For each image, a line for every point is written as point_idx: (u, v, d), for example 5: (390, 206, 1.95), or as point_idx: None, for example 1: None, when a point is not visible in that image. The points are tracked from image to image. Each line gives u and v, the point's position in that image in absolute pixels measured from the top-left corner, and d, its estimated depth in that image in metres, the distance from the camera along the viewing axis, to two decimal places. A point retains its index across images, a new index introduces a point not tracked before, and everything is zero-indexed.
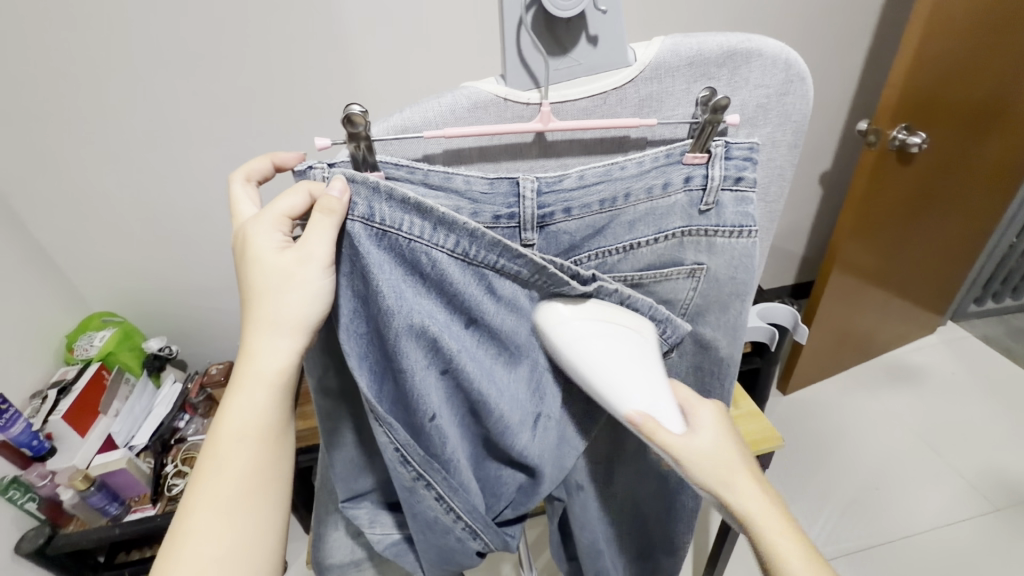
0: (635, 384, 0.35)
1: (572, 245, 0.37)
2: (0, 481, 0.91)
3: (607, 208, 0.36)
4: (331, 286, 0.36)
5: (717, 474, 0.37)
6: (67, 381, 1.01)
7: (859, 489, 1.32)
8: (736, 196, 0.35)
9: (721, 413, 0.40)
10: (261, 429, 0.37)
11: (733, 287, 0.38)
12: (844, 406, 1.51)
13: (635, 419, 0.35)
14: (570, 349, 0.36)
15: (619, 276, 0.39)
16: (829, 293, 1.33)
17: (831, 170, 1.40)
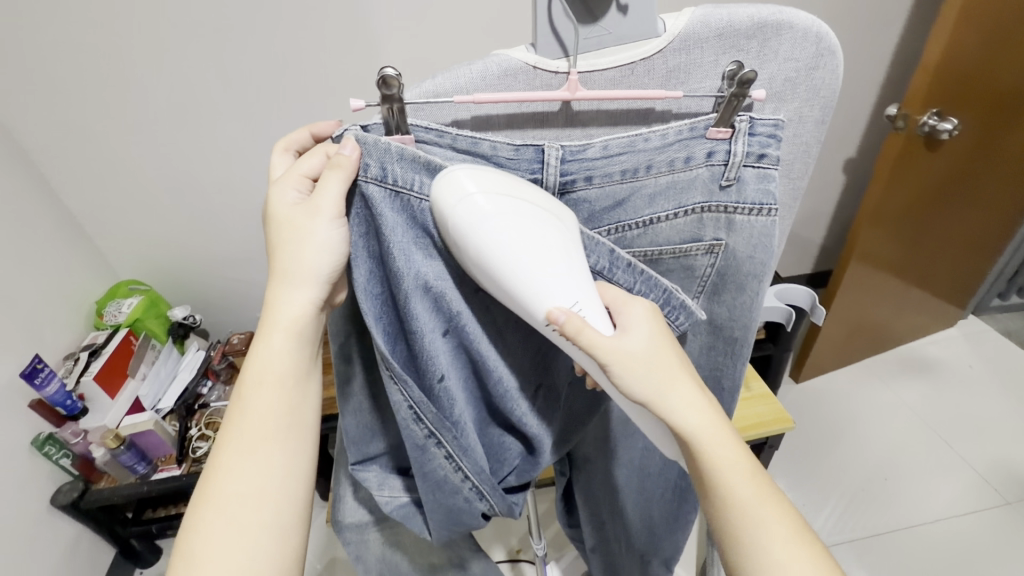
0: (550, 276, 0.33)
1: (593, 215, 0.38)
2: (38, 437, 0.99)
3: (627, 179, 0.36)
4: (341, 238, 0.36)
5: (651, 378, 0.35)
6: (99, 344, 1.07)
7: (868, 478, 1.32)
8: (759, 173, 0.36)
9: (658, 316, 0.37)
10: (283, 378, 0.39)
11: (751, 267, 0.39)
12: (857, 395, 1.51)
13: (555, 317, 0.33)
14: (482, 232, 0.32)
15: (636, 249, 0.40)
16: (846, 282, 1.32)
17: (856, 156, 1.37)
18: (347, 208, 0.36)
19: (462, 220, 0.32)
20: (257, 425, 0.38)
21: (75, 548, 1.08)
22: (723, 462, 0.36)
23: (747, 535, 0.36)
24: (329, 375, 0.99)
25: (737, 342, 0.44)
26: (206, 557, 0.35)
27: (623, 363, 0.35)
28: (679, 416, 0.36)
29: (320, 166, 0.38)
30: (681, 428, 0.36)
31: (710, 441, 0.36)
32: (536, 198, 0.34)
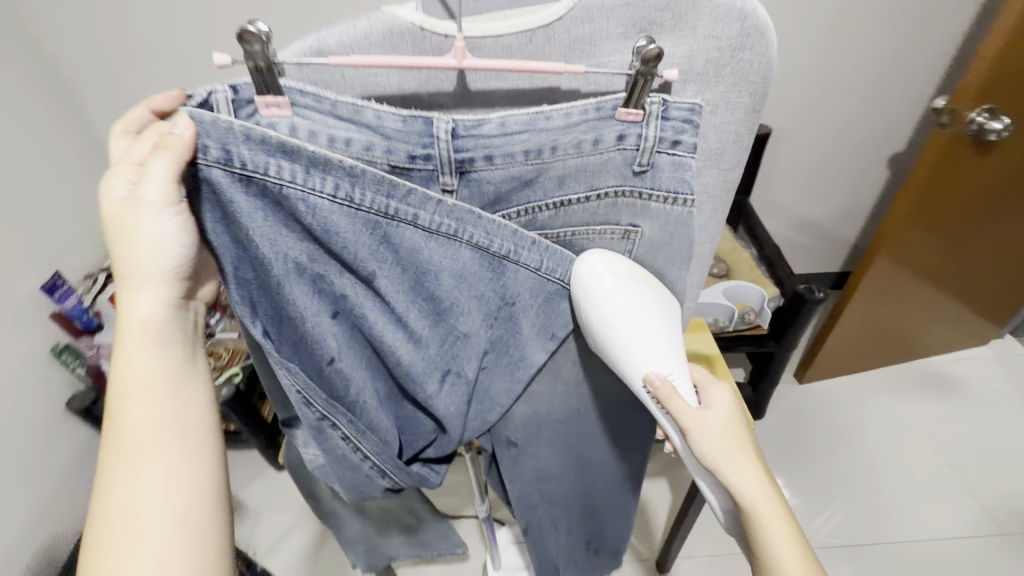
0: (648, 348, 0.40)
1: (498, 197, 0.38)
2: (56, 346, 1.08)
3: (533, 160, 0.36)
4: (181, 227, 0.38)
5: (724, 447, 0.44)
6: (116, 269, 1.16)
7: (858, 489, 1.28)
8: (674, 160, 0.37)
9: (735, 398, 0.48)
10: (150, 368, 0.41)
11: (669, 254, 0.41)
12: (865, 404, 1.44)
13: (652, 380, 0.40)
14: (606, 303, 0.39)
15: (552, 231, 0.41)
16: (868, 282, 1.24)
17: (904, 151, 1.26)
18: (180, 198, 0.36)
19: (593, 290, 0.40)
20: (138, 421, 0.41)
21: (86, 455, 1.19)
22: (775, 531, 0.45)
23: None
24: None
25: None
26: (113, 555, 0.39)
27: (707, 433, 0.44)
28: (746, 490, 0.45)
29: (147, 151, 0.37)
30: (747, 502, 0.45)
31: (766, 513, 0.45)
32: (650, 285, 0.41)
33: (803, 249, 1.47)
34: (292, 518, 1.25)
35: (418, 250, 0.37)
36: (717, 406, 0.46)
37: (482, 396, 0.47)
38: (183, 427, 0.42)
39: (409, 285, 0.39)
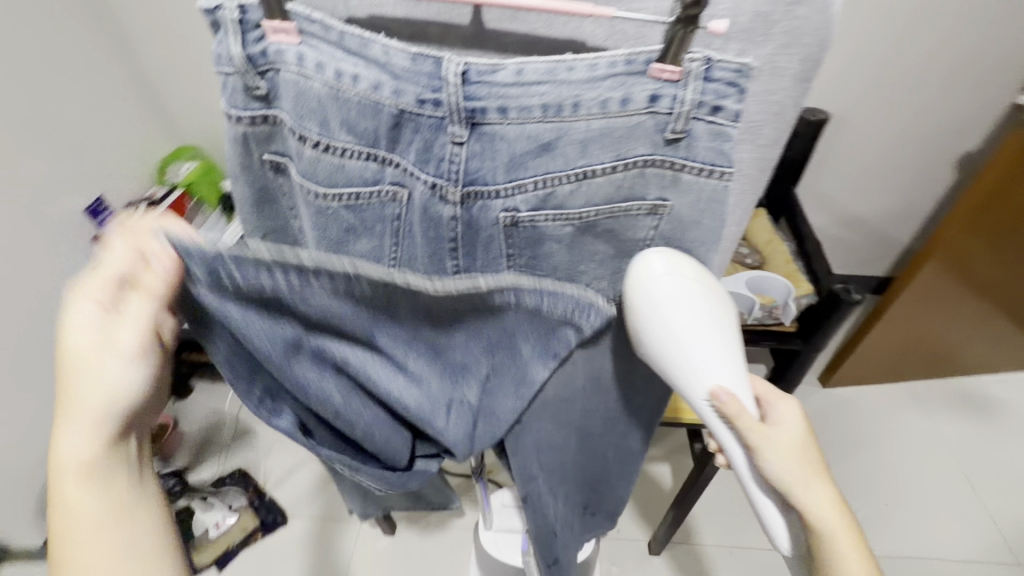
0: (713, 362, 0.40)
1: (513, 160, 0.39)
2: None
3: (551, 114, 0.37)
4: (138, 374, 0.41)
5: (796, 466, 0.44)
6: (157, 199, 1.27)
7: (866, 499, 1.24)
8: (711, 129, 0.36)
9: (801, 414, 0.47)
10: (89, 507, 0.41)
11: (699, 233, 0.40)
12: (889, 415, 1.38)
13: (718, 396, 0.40)
14: (670, 305, 0.39)
15: (575, 209, 0.40)
16: (912, 287, 1.17)
17: (976, 151, 1.16)
18: (149, 338, 0.41)
19: (658, 295, 0.39)
20: (81, 560, 0.41)
21: None
22: (844, 551, 0.45)
23: None
24: None
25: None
26: None
27: (773, 457, 0.43)
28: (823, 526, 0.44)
29: (108, 275, 0.38)
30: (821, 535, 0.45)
31: (836, 533, 0.44)
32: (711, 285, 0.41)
33: (848, 247, 1.39)
34: (300, 455, 1.31)
35: (415, 331, 0.41)
36: (784, 425, 0.46)
37: (486, 426, 0.52)
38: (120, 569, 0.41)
39: (405, 358, 0.43)
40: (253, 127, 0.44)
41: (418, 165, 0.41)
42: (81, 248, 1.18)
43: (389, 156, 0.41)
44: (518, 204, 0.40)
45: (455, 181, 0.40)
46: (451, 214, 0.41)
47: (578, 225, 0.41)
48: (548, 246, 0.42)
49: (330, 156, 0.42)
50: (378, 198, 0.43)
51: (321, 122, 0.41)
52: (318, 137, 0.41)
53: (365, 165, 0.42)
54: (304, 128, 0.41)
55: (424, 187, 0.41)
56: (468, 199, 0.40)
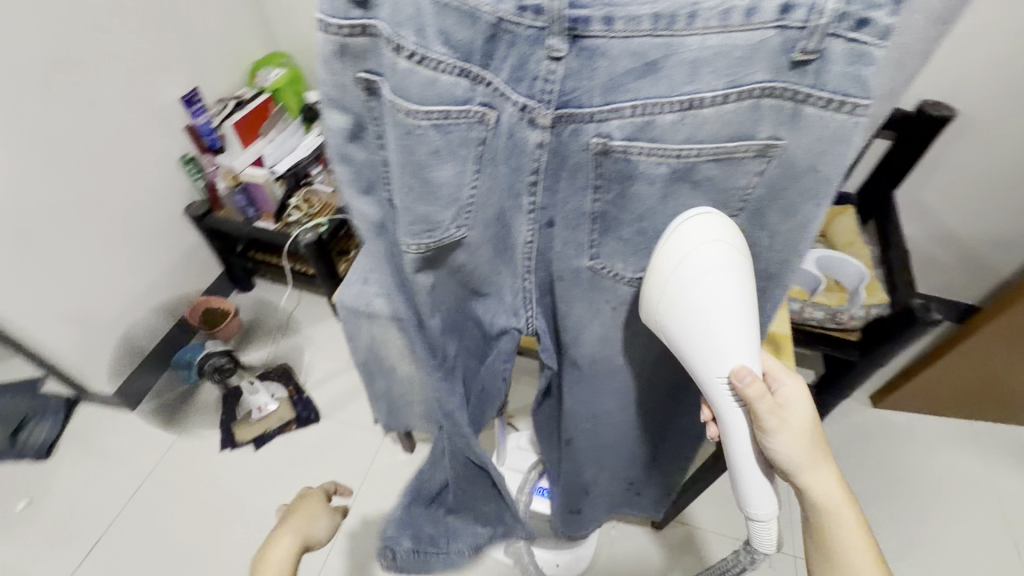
0: (733, 348, 0.46)
1: (613, 80, 0.40)
2: (185, 156, 1.30)
3: (663, 28, 0.38)
4: (328, 527, 0.76)
5: (797, 441, 0.52)
6: (245, 99, 1.32)
7: (888, 525, 1.20)
8: (852, 49, 0.36)
9: (805, 388, 0.53)
10: None
11: (810, 180, 0.43)
12: (938, 449, 1.29)
13: (740, 377, 0.47)
14: (704, 287, 0.44)
15: (674, 145, 0.42)
16: (1005, 317, 1.09)
17: None
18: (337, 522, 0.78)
19: (695, 271, 0.44)
20: None
21: (191, 256, 1.41)
22: (829, 502, 0.55)
23: (832, 544, 0.56)
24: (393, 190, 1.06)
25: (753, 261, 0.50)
26: None
27: (777, 433, 0.51)
28: (813, 481, 0.54)
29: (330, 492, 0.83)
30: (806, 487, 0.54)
31: (819, 489, 0.55)
32: (744, 254, 0.45)
33: (938, 269, 1.27)
34: (340, 364, 1.40)
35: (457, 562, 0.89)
36: (791, 402, 0.52)
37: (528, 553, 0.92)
38: None
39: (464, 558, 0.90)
40: (350, 38, 0.42)
41: (510, 84, 0.41)
42: (174, 135, 1.27)
43: (482, 75, 0.41)
44: (613, 130, 0.42)
45: (550, 104, 0.41)
46: (538, 140, 0.43)
47: (673, 164, 0.43)
48: (639, 185, 0.45)
49: (425, 68, 0.40)
50: (466, 117, 0.42)
51: (417, 29, 0.39)
52: (414, 48, 0.39)
53: (458, 82, 0.41)
54: (400, 36, 0.39)
55: (514, 110, 0.43)
56: (559, 123, 0.43)
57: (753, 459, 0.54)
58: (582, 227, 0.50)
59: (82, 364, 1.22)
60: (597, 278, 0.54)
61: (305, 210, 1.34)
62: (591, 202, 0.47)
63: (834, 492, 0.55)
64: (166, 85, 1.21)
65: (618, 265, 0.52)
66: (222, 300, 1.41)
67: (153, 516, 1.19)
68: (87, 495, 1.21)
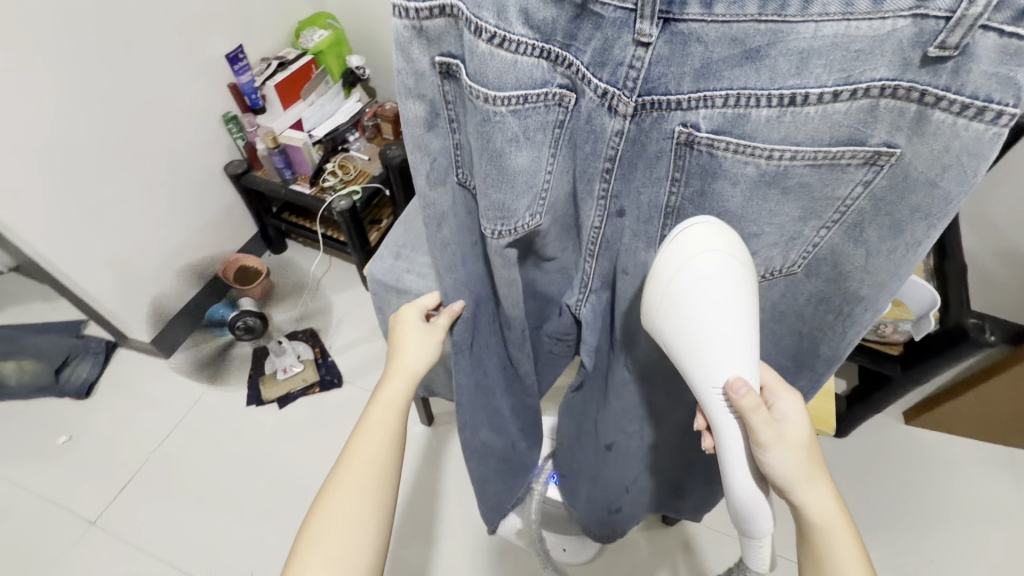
0: (730, 356, 0.45)
1: (706, 67, 0.38)
2: (226, 114, 1.30)
3: (772, 11, 0.35)
4: (431, 353, 0.65)
5: (793, 457, 0.49)
6: (288, 60, 1.31)
7: (903, 543, 1.17)
8: (1005, 45, 0.32)
9: (802, 406, 0.52)
10: (371, 450, 0.60)
11: (927, 196, 0.39)
12: (969, 473, 1.24)
13: (735, 388, 0.46)
14: (701, 290, 0.43)
15: (766, 145, 0.39)
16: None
17: None
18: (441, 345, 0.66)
19: (695, 277, 0.43)
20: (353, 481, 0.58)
21: (228, 213, 1.44)
22: (832, 531, 0.51)
23: None
24: None
25: (840, 275, 0.48)
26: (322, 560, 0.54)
27: (775, 448, 0.48)
28: (810, 504, 0.51)
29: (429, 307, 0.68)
30: (803, 509, 0.51)
31: (820, 515, 0.51)
32: (744, 265, 0.44)
33: (997, 287, 1.18)
34: (365, 332, 1.42)
35: None
36: (787, 415, 0.51)
37: None
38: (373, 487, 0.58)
39: None
40: (427, 20, 0.41)
41: (592, 68, 0.40)
42: (218, 92, 1.28)
43: (564, 55, 0.40)
44: (699, 120, 0.40)
45: (631, 93, 0.40)
46: (617, 128, 0.42)
47: (761, 167, 0.41)
48: (720, 184, 0.43)
49: (505, 52, 0.39)
50: (545, 100, 0.42)
51: (498, 11, 0.38)
52: (494, 30, 0.38)
53: (537, 63, 0.40)
54: (479, 18, 0.38)
55: (594, 95, 0.41)
56: (640, 112, 0.41)
57: (749, 477, 0.52)
58: (652, 224, 0.48)
59: (124, 311, 1.27)
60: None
61: (340, 175, 1.34)
62: (666, 195, 0.45)
63: (837, 520, 0.51)
64: (212, 41, 1.21)
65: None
66: (257, 260, 1.44)
67: (181, 461, 1.24)
68: (121, 435, 1.27)
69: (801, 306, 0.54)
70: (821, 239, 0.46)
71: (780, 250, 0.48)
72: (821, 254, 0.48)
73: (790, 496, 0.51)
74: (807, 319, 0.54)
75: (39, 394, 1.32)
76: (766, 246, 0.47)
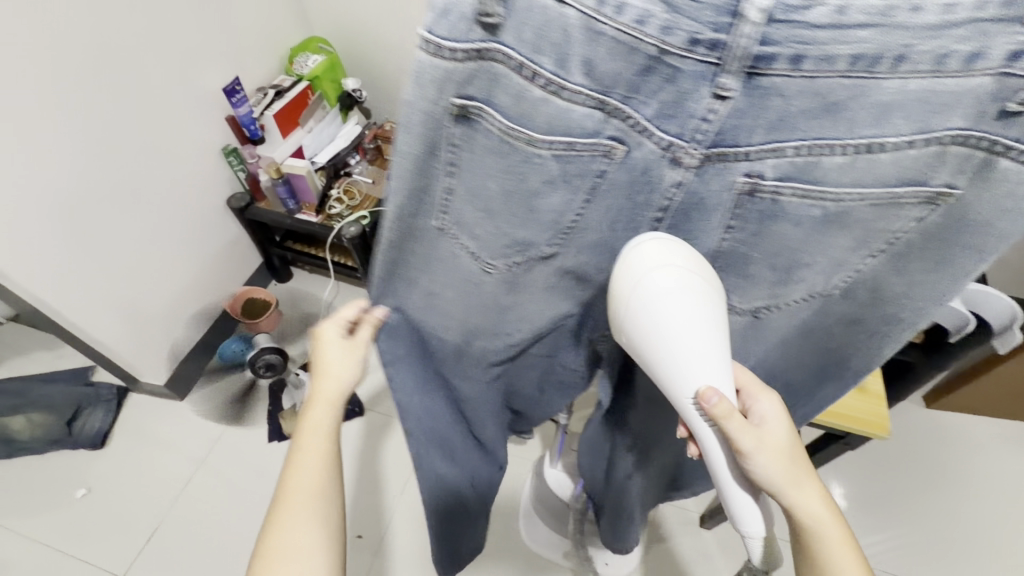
0: (701, 366, 0.42)
1: (782, 118, 0.37)
2: (226, 147, 1.29)
3: (861, 68, 0.34)
4: (354, 366, 0.59)
5: (773, 457, 0.48)
6: (284, 88, 1.29)
7: (933, 527, 1.16)
8: None
9: (780, 406, 0.51)
10: (306, 484, 0.55)
11: (978, 236, 0.41)
12: (987, 451, 1.25)
13: (706, 397, 0.43)
14: (666, 301, 0.41)
15: (837, 188, 0.39)
16: None
17: None
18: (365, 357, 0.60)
19: (656, 290, 0.41)
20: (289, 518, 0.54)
21: (233, 248, 1.42)
22: (825, 529, 0.50)
23: None
24: None
25: (880, 301, 0.48)
26: None
27: (755, 451, 0.47)
28: (801, 506, 0.49)
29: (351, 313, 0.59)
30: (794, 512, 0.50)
31: (810, 512, 0.49)
32: (701, 271, 0.42)
33: (1002, 267, 1.20)
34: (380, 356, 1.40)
35: None
36: (764, 419, 0.50)
37: None
38: (313, 521, 0.55)
39: None
40: (463, 63, 0.36)
41: (656, 121, 0.38)
42: (216, 126, 1.26)
43: (621, 109, 0.37)
44: (766, 168, 0.39)
45: (699, 145, 0.38)
46: (677, 179, 0.40)
47: (827, 208, 0.41)
48: (780, 225, 0.42)
49: (558, 99, 0.37)
50: (592, 150, 0.39)
51: (557, 58, 0.35)
52: (550, 77, 0.36)
53: (590, 114, 0.38)
54: (536, 63, 0.36)
55: (655, 147, 0.39)
56: (707, 161, 0.39)
57: (736, 482, 0.50)
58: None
59: (137, 356, 1.24)
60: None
61: (347, 202, 1.33)
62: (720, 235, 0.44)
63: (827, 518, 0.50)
64: (207, 75, 1.19)
65: (731, 298, 0.49)
66: (263, 291, 1.43)
67: (204, 506, 1.21)
68: (141, 484, 1.24)
69: (828, 327, 0.53)
70: (866, 267, 0.46)
71: (824, 275, 0.46)
72: (862, 286, 0.48)
73: (780, 498, 0.49)
74: (836, 339, 0.54)
75: (51, 449, 1.27)
76: (813, 275, 0.46)
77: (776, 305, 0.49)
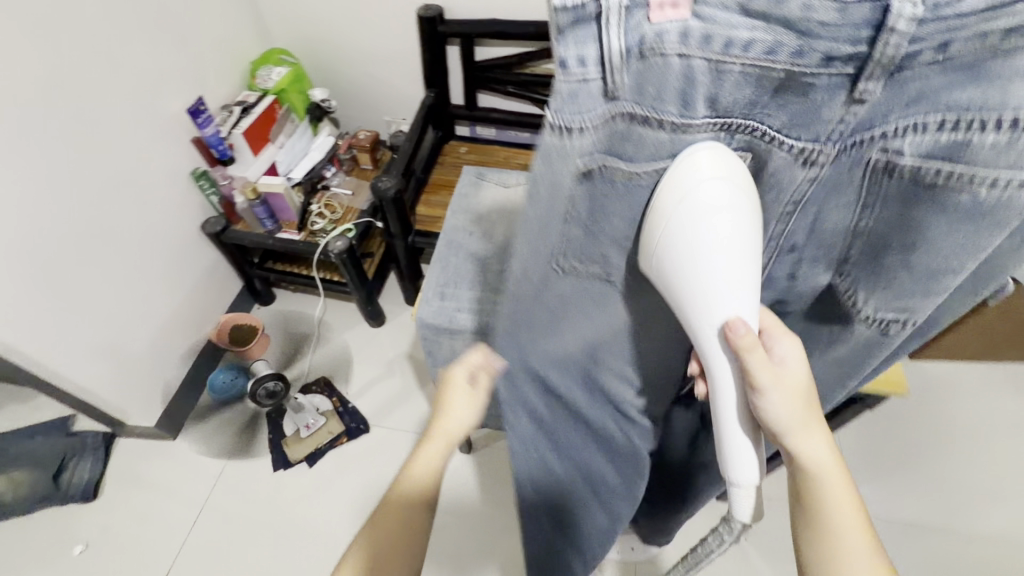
0: (733, 292, 0.40)
1: (922, 102, 0.34)
2: (195, 170, 1.23)
3: (1015, 42, 0.31)
4: (471, 411, 0.58)
5: (790, 399, 0.45)
6: (250, 104, 1.24)
7: (934, 473, 1.20)
8: None
9: (801, 351, 0.48)
10: (406, 519, 0.55)
11: None
12: (975, 395, 1.30)
13: (734, 325, 0.40)
14: (708, 218, 0.37)
15: (992, 173, 0.34)
16: None
17: None
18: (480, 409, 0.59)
19: (701, 201, 0.37)
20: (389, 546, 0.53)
21: (212, 275, 1.36)
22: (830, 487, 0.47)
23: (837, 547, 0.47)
24: (433, 197, 1.30)
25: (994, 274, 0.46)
26: None
27: (770, 392, 0.44)
28: (805, 458, 0.48)
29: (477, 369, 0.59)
30: (800, 459, 0.47)
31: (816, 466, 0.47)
32: (748, 184, 0.39)
33: None
34: (377, 370, 1.37)
35: None
36: (786, 362, 0.46)
37: None
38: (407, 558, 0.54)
39: None
40: (590, 132, 0.37)
41: (787, 130, 0.38)
42: (183, 150, 1.20)
43: (745, 124, 0.38)
44: (904, 150, 0.36)
45: (834, 145, 0.38)
46: (808, 177, 0.40)
47: (979, 196, 0.36)
48: (923, 213, 0.39)
49: (690, 133, 0.38)
50: None
51: (682, 101, 0.36)
52: (678, 120, 0.37)
53: (716, 136, 0.39)
54: (665, 109, 0.36)
55: (786, 156, 0.39)
56: (838, 156, 0.39)
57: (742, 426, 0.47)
58: (836, 246, 0.46)
59: (123, 400, 1.18)
60: (837, 300, 0.50)
61: (328, 216, 1.30)
62: (856, 220, 0.43)
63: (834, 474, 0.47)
64: (169, 98, 1.14)
65: (860, 297, 0.47)
66: (251, 316, 1.38)
67: (212, 546, 1.16)
68: (141, 532, 1.18)
69: None
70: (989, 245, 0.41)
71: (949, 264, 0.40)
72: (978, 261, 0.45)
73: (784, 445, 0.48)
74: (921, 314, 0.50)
75: (39, 506, 1.20)
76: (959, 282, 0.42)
77: (907, 320, 0.46)
